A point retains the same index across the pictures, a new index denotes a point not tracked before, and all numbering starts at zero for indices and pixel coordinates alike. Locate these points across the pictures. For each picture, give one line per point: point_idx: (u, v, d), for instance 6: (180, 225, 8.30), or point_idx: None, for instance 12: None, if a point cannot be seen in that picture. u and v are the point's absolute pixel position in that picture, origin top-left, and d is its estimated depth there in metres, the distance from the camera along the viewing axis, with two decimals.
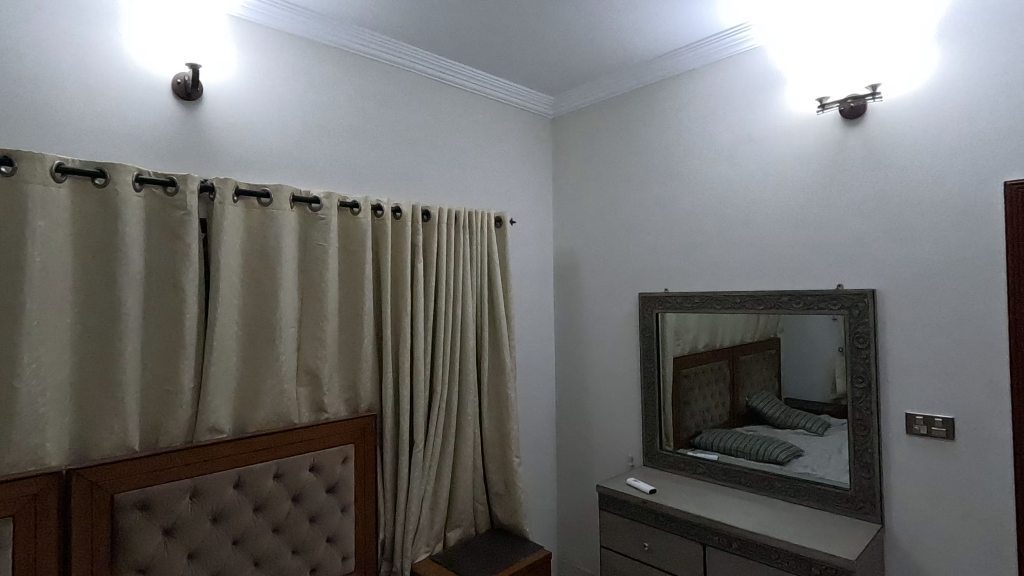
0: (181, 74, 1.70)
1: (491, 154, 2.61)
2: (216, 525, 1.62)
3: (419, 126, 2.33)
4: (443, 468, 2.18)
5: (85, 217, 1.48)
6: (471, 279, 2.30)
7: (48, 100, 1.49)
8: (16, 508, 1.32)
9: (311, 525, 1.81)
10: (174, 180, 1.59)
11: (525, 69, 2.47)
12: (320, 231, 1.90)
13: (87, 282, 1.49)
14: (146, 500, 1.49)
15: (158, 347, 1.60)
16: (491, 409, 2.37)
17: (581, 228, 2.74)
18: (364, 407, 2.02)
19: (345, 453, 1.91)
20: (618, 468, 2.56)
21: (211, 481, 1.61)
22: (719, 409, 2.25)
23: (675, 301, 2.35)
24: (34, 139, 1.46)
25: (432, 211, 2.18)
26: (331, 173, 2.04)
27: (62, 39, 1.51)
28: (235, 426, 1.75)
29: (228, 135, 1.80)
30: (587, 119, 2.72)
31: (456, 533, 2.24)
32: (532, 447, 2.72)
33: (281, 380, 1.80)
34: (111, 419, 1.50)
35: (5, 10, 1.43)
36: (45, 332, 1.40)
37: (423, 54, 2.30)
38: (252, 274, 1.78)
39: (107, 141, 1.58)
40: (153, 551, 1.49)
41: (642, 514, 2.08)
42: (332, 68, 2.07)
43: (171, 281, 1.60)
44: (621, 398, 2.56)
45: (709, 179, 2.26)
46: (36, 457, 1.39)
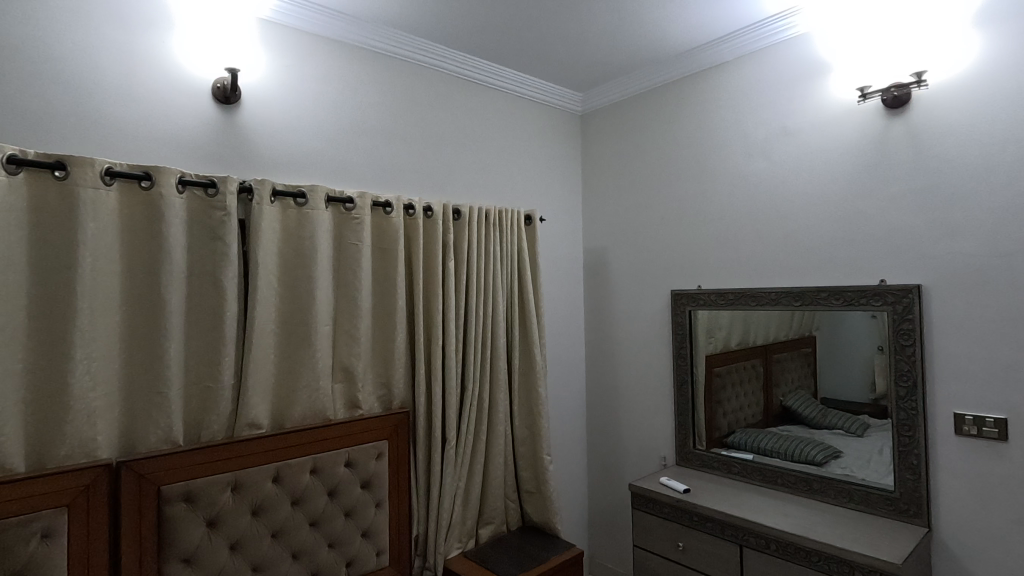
0: (221, 79, 1.75)
1: (520, 153, 2.61)
2: (256, 518, 1.66)
3: (450, 126, 2.34)
4: (475, 465, 2.20)
5: (132, 219, 1.54)
6: (502, 277, 2.31)
7: (97, 107, 1.55)
8: (70, 498, 1.37)
9: (347, 519, 1.84)
10: (214, 181, 1.64)
11: (554, 66, 2.46)
12: (354, 231, 1.93)
13: (134, 281, 1.54)
14: (189, 492, 1.54)
15: (200, 344, 1.65)
16: (522, 406, 2.38)
17: (611, 225, 2.72)
18: (397, 404, 2.05)
19: (379, 448, 1.93)
20: (650, 467, 2.53)
21: (251, 475, 1.65)
22: (753, 408, 2.21)
23: (707, 299, 2.31)
24: (85, 145, 1.53)
25: (462, 209, 2.19)
26: (364, 173, 2.07)
27: (109, 48, 1.57)
28: (273, 422, 1.79)
29: (265, 137, 1.85)
30: (617, 115, 2.70)
31: (487, 530, 2.25)
32: (562, 446, 2.71)
33: (317, 377, 1.84)
34: (157, 414, 1.55)
35: (57, 21, 1.50)
36: (96, 329, 1.46)
37: (453, 53, 2.31)
38: (289, 273, 1.82)
39: (152, 145, 1.63)
40: (197, 542, 1.54)
41: (676, 514, 2.05)
42: (365, 69, 2.10)
43: (212, 281, 1.65)
44: (652, 396, 2.53)
45: (743, 174, 2.22)
46: (87, 450, 1.45)
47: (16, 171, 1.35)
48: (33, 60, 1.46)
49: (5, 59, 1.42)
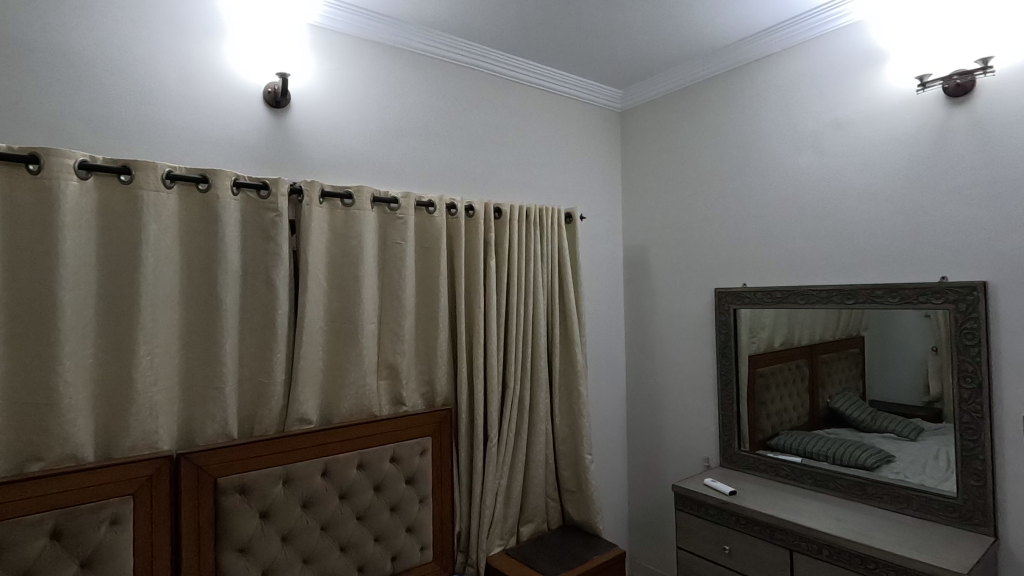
0: (271, 83, 1.80)
1: (560, 151, 2.60)
2: (307, 511, 1.70)
3: (491, 125, 2.36)
4: (516, 463, 2.20)
5: (191, 220, 1.60)
6: (543, 276, 2.31)
7: (157, 113, 1.62)
8: (134, 488, 1.44)
9: (392, 514, 1.87)
10: (267, 183, 1.69)
11: (594, 63, 2.45)
12: (398, 230, 1.96)
13: (192, 280, 1.61)
14: (244, 485, 1.59)
15: (253, 340, 1.71)
16: (563, 405, 2.37)
17: (652, 223, 2.69)
18: (440, 401, 2.07)
19: (423, 445, 1.96)
20: (693, 468, 2.49)
21: (301, 468, 1.69)
22: (800, 409, 2.15)
23: (752, 297, 2.26)
24: (146, 150, 1.60)
25: (504, 207, 2.19)
26: (407, 173, 2.10)
27: (168, 57, 1.64)
28: (321, 417, 1.83)
29: (314, 140, 1.89)
30: (658, 112, 2.66)
31: (529, 528, 2.25)
32: (603, 445, 2.69)
33: (363, 375, 1.87)
34: (214, 408, 1.61)
35: (120, 31, 1.57)
36: (158, 326, 1.53)
37: (494, 53, 2.32)
38: (336, 272, 1.86)
39: (208, 149, 1.70)
40: (251, 532, 1.59)
41: (722, 517, 2.01)
42: (409, 70, 2.13)
43: (264, 280, 1.70)
44: (695, 396, 2.49)
45: (791, 168, 2.16)
46: (150, 441, 1.51)
47: (87, 176, 1.43)
48: (101, 71, 1.54)
49: (75, 69, 1.50)
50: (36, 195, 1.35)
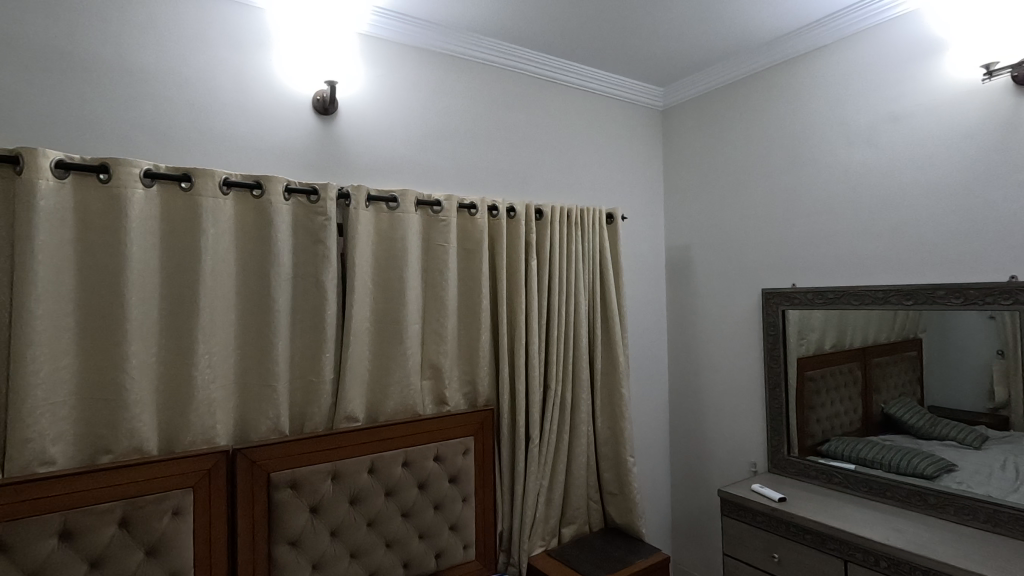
0: (320, 91, 1.86)
1: (601, 151, 2.58)
2: (354, 507, 1.74)
3: (531, 127, 2.36)
4: (558, 464, 2.20)
5: (245, 225, 1.66)
6: (585, 276, 2.29)
7: (214, 122, 1.69)
8: (194, 481, 1.51)
9: (436, 512, 1.90)
10: (316, 189, 1.74)
11: (635, 61, 2.42)
12: (441, 232, 1.99)
13: (247, 282, 1.67)
14: (295, 480, 1.64)
15: (303, 340, 1.76)
16: (604, 407, 2.35)
17: (695, 222, 2.64)
18: (483, 402, 2.09)
19: (465, 444, 1.98)
20: (739, 473, 2.43)
21: (348, 465, 1.73)
22: (853, 414, 2.07)
23: (802, 298, 2.19)
24: (204, 158, 1.67)
25: (545, 209, 2.20)
26: (449, 176, 2.13)
27: (224, 69, 1.71)
28: (367, 415, 1.88)
29: (360, 145, 1.94)
30: (701, 109, 2.62)
31: (570, 530, 2.25)
32: (645, 448, 2.66)
33: (407, 374, 1.91)
34: (267, 405, 1.67)
35: (181, 45, 1.65)
36: (215, 327, 1.60)
37: (535, 55, 2.33)
38: (381, 274, 1.90)
39: (260, 156, 1.76)
40: (301, 526, 1.64)
41: (771, 524, 1.95)
42: (451, 74, 2.16)
43: (314, 282, 1.75)
44: (741, 399, 2.43)
45: (843, 164, 2.08)
46: (209, 436, 1.58)
47: (151, 184, 1.50)
48: (163, 84, 1.62)
49: (140, 82, 1.59)
50: (107, 203, 1.44)
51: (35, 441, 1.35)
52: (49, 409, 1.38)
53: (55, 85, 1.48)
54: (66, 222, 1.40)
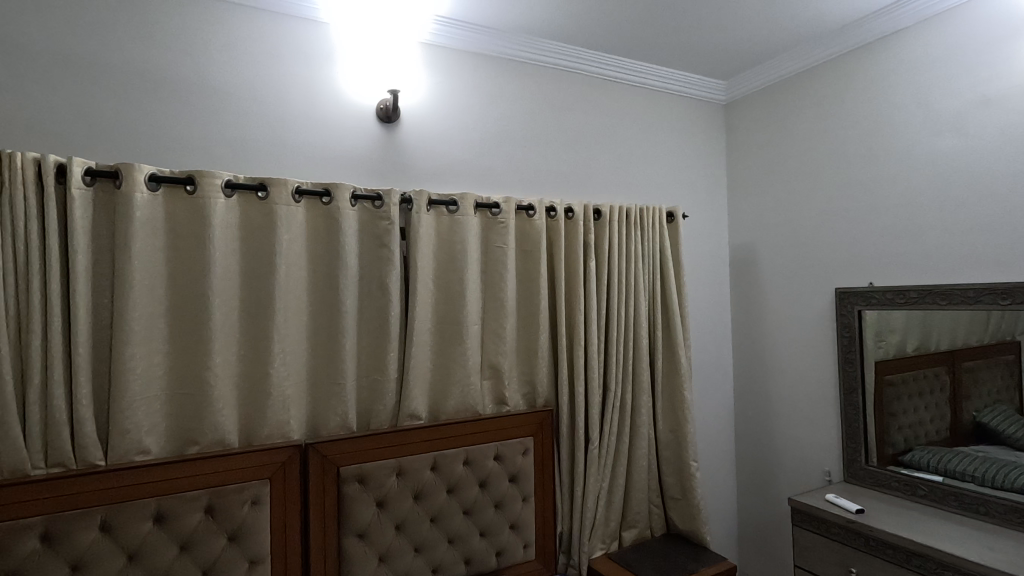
0: (382, 100, 1.92)
1: (661, 148, 2.53)
2: (418, 503, 1.79)
3: (589, 127, 2.35)
4: (618, 467, 2.17)
5: (316, 231, 1.75)
6: (644, 276, 2.26)
7: (286, 134, 1.79)
8: (270, 473, 1.60)
9: (496, 511, 1.92)
10: (380, 195, 1.81)
11: (696, 55, 2.36)
12: (500, 235, 2.01)
13: (317, 285, 1.76)
14: (362, 474, 1.71)
15: (369, 340, 1.83)
16: (666, 409, 2.31)
17: (761, 219, 2.54)
18: (542, 402, 2.10)
19: (525, 444, 1.99)
20: (812, 482, 2.31)
21: (412, 462, 1.79)
22: (939, 423, 1.93)
23: (880, 297, 2.05)
24: (277, 168, 1.77)
25: (603, 208, 2.18)
26: (507, 178, 2.16)
27: (294, 82, 1.81)
28: (430, 414, 1.93)
29: (420, 151, 2.00)
30: (767, 101, 2.51)
31: (631, 534, 2.21)
32: (708, 453, 2.58)
33: (468, 374, 1.94)
34: (336, 402, 1.75)
35: (256, 63, 1.76)
36: (288, 327, 1.69)
37: (592, 55, 2.32)
38: (442, 276, 1.95)
39: (327, 165, 1.85)
40: (368, 519, 1.70)
41: (848, 537, 1.85)
42: (508, 78, 2.18)
43: (379, 284, 1.82)
44: (812, 404, 2.31)
45: (926, 153, 1.94)
46: (283, 431, 1.67)
47: (231, 194, 1.61)
48: (240, 100, 1.73)
49: (220, 100, 1.70)
50: (192, 213, 1.55)
51: (133, 432, 1.48)
52: (144, 403, 1.50)
53: (146, 105, 1.61)
54: (158, 231, 1.53)
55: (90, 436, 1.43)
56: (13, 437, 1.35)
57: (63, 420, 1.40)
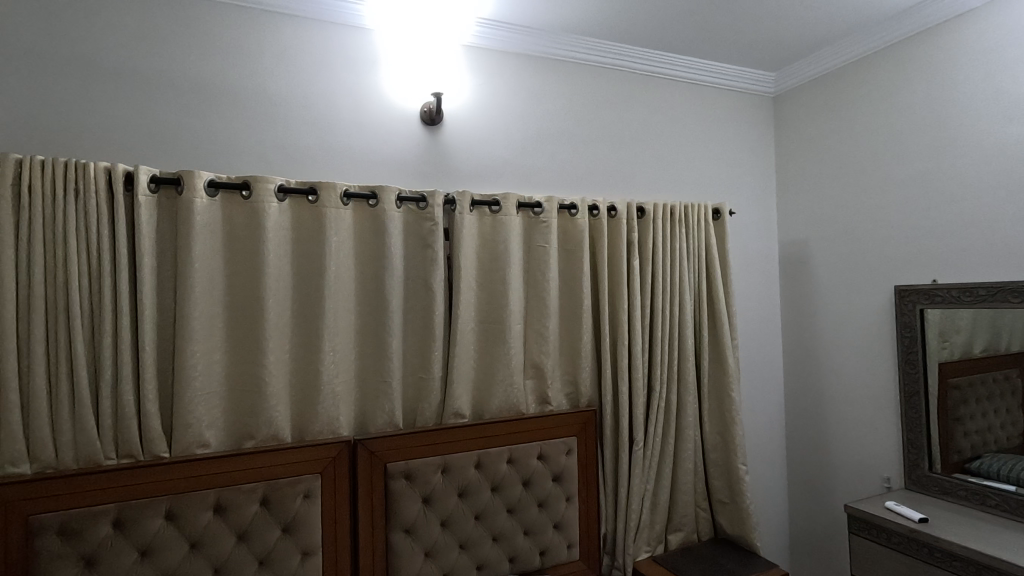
0: (427, 103, 1.96)
1: (706, 144, 2.47)
2: (462, 500, 1.82)
3: (632, 124, 2.32)
4: (663, 469, 2.14)
5: (364, 232, 1.79)
6: (690, 275, 2.21)
7: (333, 139, 1.84)
8: (321, 467, 1.65)
9: (540, 510, 1.92)
10: (424, 196, 1.84)
11: (743, 47, 2.30)
12: (542, 234, 2.01)
13: (364, 286, 1.80)
14: (409, 471, 1.74)
15: (414, 339, 1.87)
16: (713, 411, 2.25)
17: (813, 214, 2.45)
18: (585, 402, 2.08)
19: (569, 444, 1.98)
20: (869, 488, 2.22)
21: (458, 459, 1.81)
22: (1010, 429, 1.82)
23: (944, 296, 1.95)
24: (326, 171, 1.83)
25: (647, 206, 2.15)
26: (550, 177, 2.15)
27: (341, 88, 1.86)
28: (474, 412, 1.95)
29: (462, 152, 2.02)
30: (819, 92, 2.42)
31: (677, 537, 2.17)
32: (758, 456, 2.51)
33: (511, 373, 1.95)
34: (384, 399, 1.79)
35: (306, 70, 1.82)
36: (337, 326, 1.74)
37: (635, 51, 2.29)
38: (485, 276, 1.96)
39: (373, 167, 1.89)
40: (415, 515, 1.73)
41: (910, 547, 1.76)
42: (551, 77, 2.18)
43: (424, 284, 1.85)
44: (870, 407, 2.21)
45: (995, 142, 1.83)
46: (334, 427, 1.72)
47: (283, 199, 1.67)
48: (291, 107, 1.79)
49: (272, 107, 1.77)
50: (248, 217, 1.62)
51: (194, 427, 1.56)
52: (205, 398, 1.58)
53: (204, 115, 1.69)
54: (216, 234, 1.60)
55: (156, 430, 1.51)
56: (87, 429, 1.44)
57: (132, 414, 1.49)
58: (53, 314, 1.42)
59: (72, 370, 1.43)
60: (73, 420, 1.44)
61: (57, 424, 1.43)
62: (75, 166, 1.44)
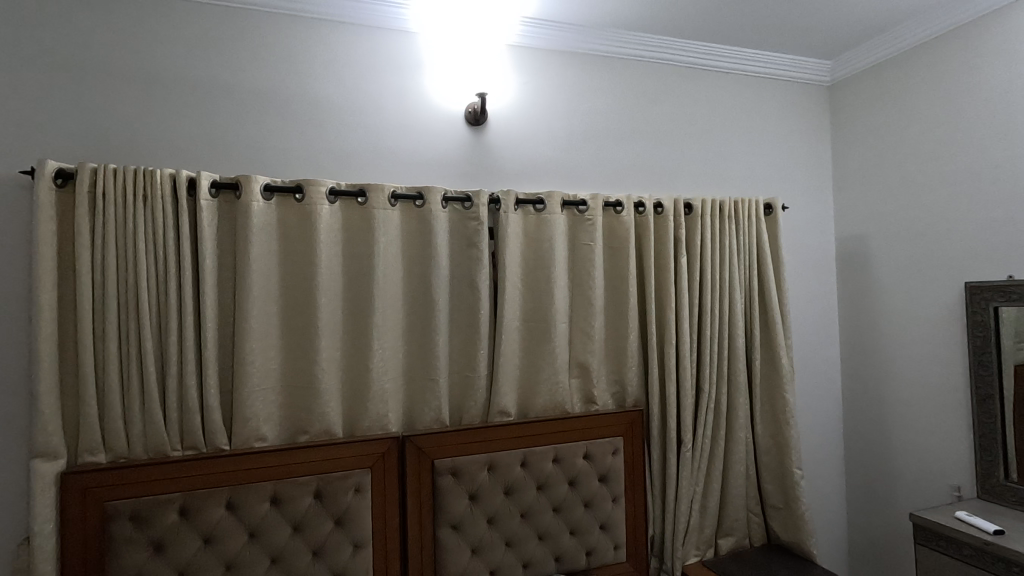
0: (471, 104, 1.97)
1: (757, 137, 2.39)
2: (508, 498, 1.82)
3: (678, 118, 2.27)
4: (713, 471, 2.08)
5: (411, 232, 1.83)
6: (740, 272, 2.14)
7: (381, 141, 1.88)
8: (371, 462, 1.69)
9: (586, 510, 1.91)
10: (469, 196, 1.86)
11: (795, 35, 2.21)
12: (587, 232, 2.00)
13: (410, 285, 1.84)
14: (456, 468, 1.76)
15: (460, 338, 1.89)
16: (765, 412, 2.18)
17: (872, 208, 2.33)
18: (632, 402, 2.06)
19: (615, 444, 1.96)
20: (938, 496, 2.10)
21: (503, 457, 1.82)
22: None
23: (1020, 292, 1.82)
24: (374, 174, 1.87)
25: (695, 202, 2.10)
26: (594, 175, 2.14)
27: (388, 91, 1.89)
28: (519, 411, 1.96)
29: (507, 152, 2.02)
30: (879, 79, 2.30)
31: (728, 542, 2.12)
32: (813, 460, 2.41)
33: (556, 371, 1.95)
34: (431, 397, 1.82)
35: (354, 76, 1.86)
36: (386, 324, 1.78)
37: (682, 44, 2.23)
38: (530, 274, 1.96)
39: (419, 168, 1.92)
40: (462, 511, 1.75)
41: (983, 560, 1.65)
42: (595, 73, 2.16)
43: (469, 284, 1.87)
44: (937, 411, 2.09)
45: None
46: (383, 423, 1.76)
47: (334, 201, 1.72)
48: (340, 112, 1.84)
49: (323, 112, 1.82)
50: (301, 219, 1.68)
51: (252, 421, 1.62)
52: (262, 394, 1.64)
53: (260, 122, 1.76)
54: (272, 236, 1.66)
55: (217, 424, 1.59)
56: (155, 422, 1.52)
57: (196, 408, 1.57)
58: (124, 313, 1.51)
59: (142, 365, 1.52)
60: (143, 413, 1.53)
61: (129, 417, 1.52)
62: (143, 173, 1.52)
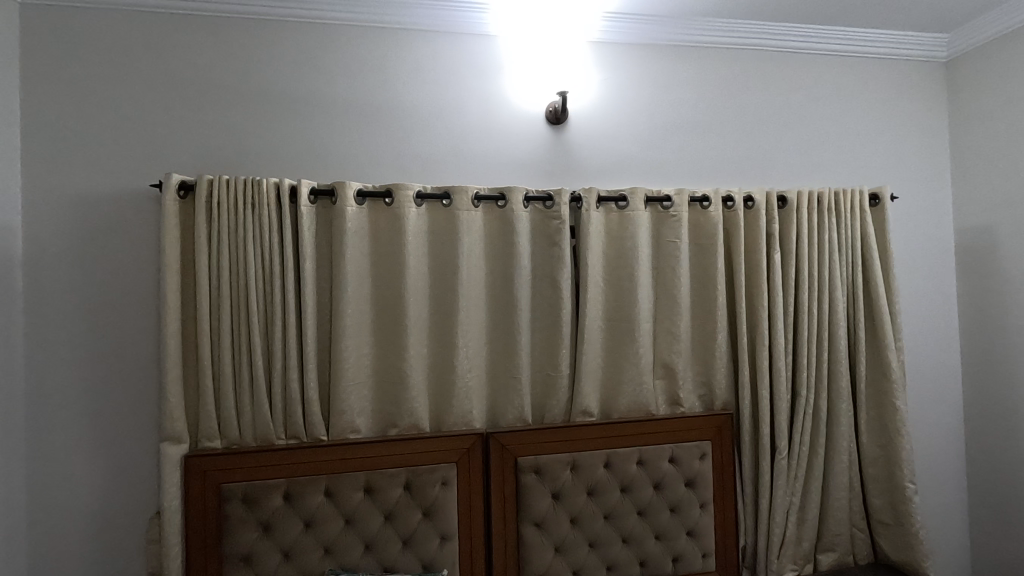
0: (552, 103, 1.97)
1: (860, 122, 2.21)
2: (592, 498, 1.81)
3: (771, 107, 2.14)
4: (811, 481, 1.95)
5: (494, 232, 1.86)
6: (842, 268, 1.99)
7: (463, 143, 1.93)
8: (456, 457, 1.74)
9: (673, 515, 1.85)
10: (551, 195, 1.86)
11: (905, 10, 2.02)
12: (672, 229, 1.94)
13: (493, 284, 1.87)
14: (539, 466, 1.77)
15: (542, 337, 1.89)
16: (871, 420, 2.01)
17: (999, 196, 2.09)
18: (721, 405, 1.97)
19: (703, 448, 1.89)
20: None
21: (586, 457, 1.81)
22: None
23: None
24: (457, 176, 1.92)
25: (790, 195, 1.97)
26: (679, 169, 2.06)
27: (470, 94, 1.94)
28: (602, 411, 1.93)
29: (587, 149, 2.01)
30: (1006, 52, 2.06)
31: (828, 557, 1.97)
32: (928, 473, 2.20)
33: (640, 372, 1.90)
34: (513, 395, 1.84)
35: (438, 81, 1.92)
36: (469, 323, 1.82)
37: (774, 27, 2.11)
38: (613, 273, 1.93)
39: (500, 169, 1.95)
40: (545, 509, 1.76)
41: None
42: (680, 65, 2.09)
43: (551, 283, 1.87)
44: None
45: None
46: (467, 420, 1.80)
47: (421, 204, 1.79)
48: (425, 117, 1.91)
49: (409, 118, 1.90)
50: (391, 221, 1.76)
51: (347, 414, 1.72)
52: (356, 388, 1.73)
53: (351, 131, 1.86)
54: (364, 239, 1.75)
55: (317, 415, 1.70)
56: (263, 412, 1.65)
57: (297, 400, 1.68)
58: (236, 311, 1.65)
59: (252, 360, 1.66)
60: (252, 403, 1.66)
61: (240, 407, 1.65)
62: (251, 183, 1.66)
